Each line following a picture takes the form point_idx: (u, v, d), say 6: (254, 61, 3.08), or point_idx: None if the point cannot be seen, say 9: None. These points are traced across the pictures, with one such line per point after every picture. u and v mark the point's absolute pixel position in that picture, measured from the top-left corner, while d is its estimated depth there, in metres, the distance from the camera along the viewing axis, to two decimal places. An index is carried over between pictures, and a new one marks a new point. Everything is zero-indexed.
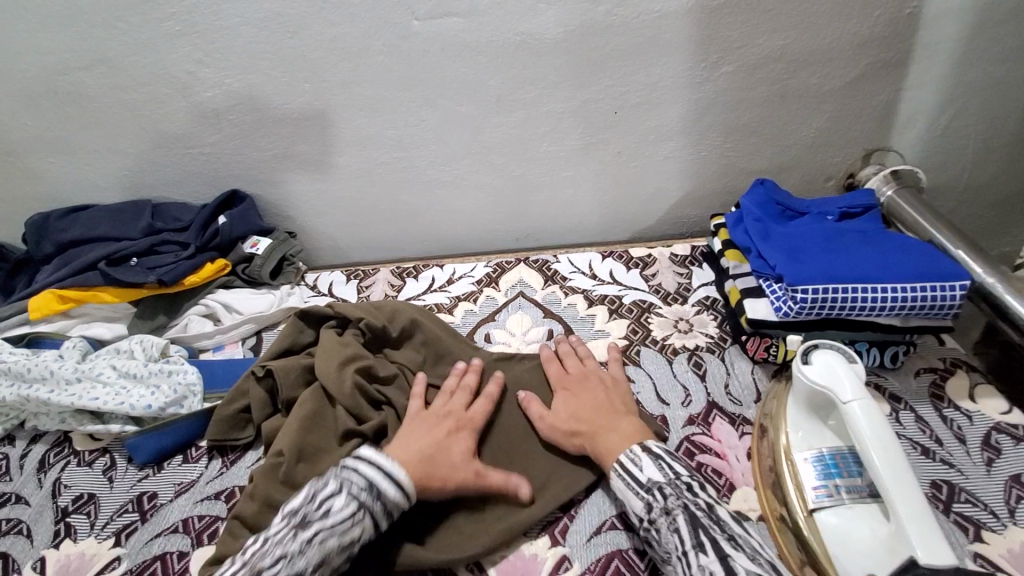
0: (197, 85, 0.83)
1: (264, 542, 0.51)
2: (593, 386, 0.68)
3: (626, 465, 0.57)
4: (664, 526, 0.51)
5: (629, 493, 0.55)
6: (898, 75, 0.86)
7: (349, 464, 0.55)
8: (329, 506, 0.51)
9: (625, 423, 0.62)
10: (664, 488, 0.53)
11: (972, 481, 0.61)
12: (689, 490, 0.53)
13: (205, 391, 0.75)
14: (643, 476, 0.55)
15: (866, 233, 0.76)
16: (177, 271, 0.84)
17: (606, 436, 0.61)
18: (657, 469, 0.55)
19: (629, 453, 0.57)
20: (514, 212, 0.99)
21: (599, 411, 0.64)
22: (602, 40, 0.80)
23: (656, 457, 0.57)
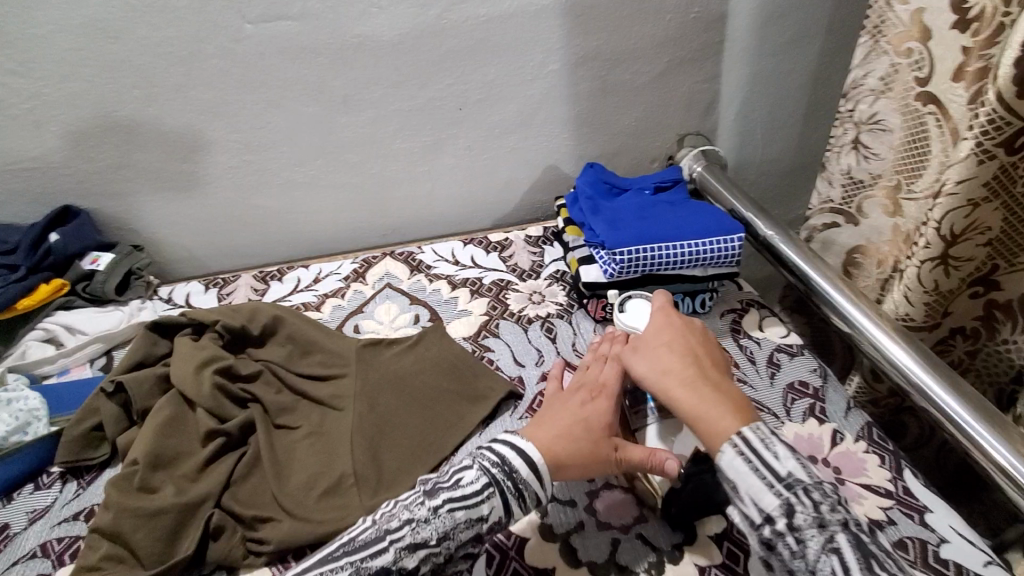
0: (12, 96, 0.78)
1: (394, 505, 0.55)
2: (681, 325, 0.63)
3: (757, 451, 0.49)
4: (818, 540, 0.46)
5: (753, 482, 0.48)
6: (693, 69, 1.02)
7: (484, 446, 0.58)
8: (460, 478, 0.55)
9: (730, 385, 0.57)
10: (812, 491, 0.48)
11: (758, 392, 0.77)
12: (829, 500, 0.48)
13: (51, 415, 0.72)
14: (783, 468, 0.48)
15: (674, 202, 0.90)
16: (6, 294, 0.79)
17: (710, 405, 0.54)
18: (801, 467, 0.49)
19: (757, 430, 0.51)
20: (377, 209, 1.02)
21: (691, 363, 0.58)
22: (437, 42, 0.87)
23: (793, 449, 0.50)
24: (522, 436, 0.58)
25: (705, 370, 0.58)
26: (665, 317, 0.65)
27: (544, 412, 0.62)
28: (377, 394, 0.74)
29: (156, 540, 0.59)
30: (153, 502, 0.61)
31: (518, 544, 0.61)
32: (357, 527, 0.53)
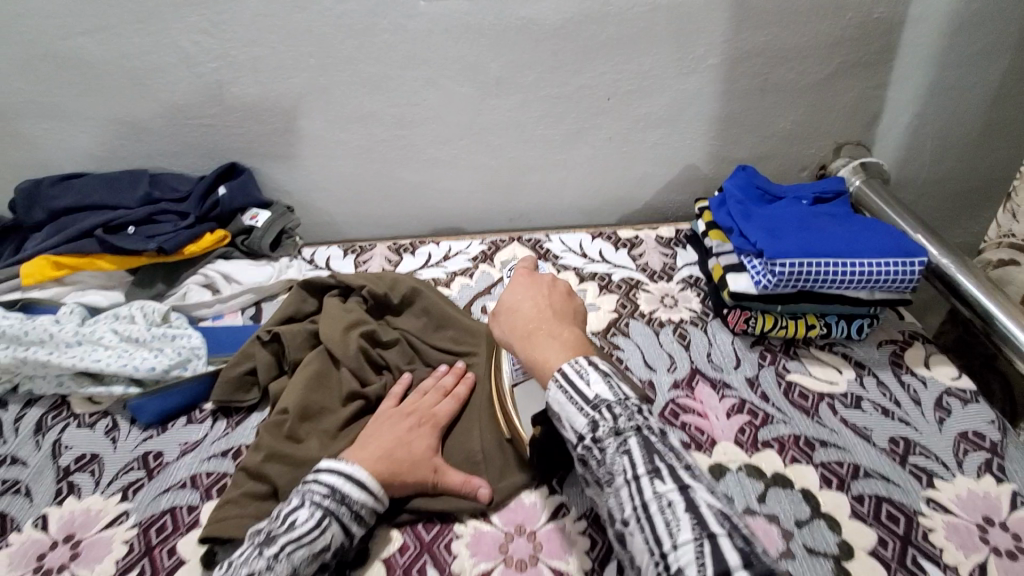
0: (201, 55, 0.84)
1: (229, 568, 0.49)
2: (529, 288, 0.61)
3: (570, 380, 0.50)
4: (612, 447, 0.46)
5: (569, 408, 0.49)
6: (867, 74, 0.93)
7: (311, 479, 0.56)
8: (293, 520, 0.52)
9: (568, 331, 0.56)
10: (615, 409, 0.47)
11: (925, 437, 0.68)
12: (630, 412, 0.47)
13: (209, 355, 0.76)
14: (590, 392, 0.48)
15: (838, 216, 0.82)
16: (178, 239, 0.85)
17: (545, 345, 0.54)
18: (607, 387, 0.49)
19: (572, 363, 0.51)
20: (509, 193, 1.03)
21: (539, 317, 0.57)
22: (599, 28, 0.84)
23: (605, 374, 0.50)
24: (344, 460, 0.58)
25: (554, 323, 0.57)
26: (544, 283, 0.62)
27: (367, 433, 0.62)
28: None
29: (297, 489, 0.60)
30: (300, 452, 0.63)
31: None
32: None
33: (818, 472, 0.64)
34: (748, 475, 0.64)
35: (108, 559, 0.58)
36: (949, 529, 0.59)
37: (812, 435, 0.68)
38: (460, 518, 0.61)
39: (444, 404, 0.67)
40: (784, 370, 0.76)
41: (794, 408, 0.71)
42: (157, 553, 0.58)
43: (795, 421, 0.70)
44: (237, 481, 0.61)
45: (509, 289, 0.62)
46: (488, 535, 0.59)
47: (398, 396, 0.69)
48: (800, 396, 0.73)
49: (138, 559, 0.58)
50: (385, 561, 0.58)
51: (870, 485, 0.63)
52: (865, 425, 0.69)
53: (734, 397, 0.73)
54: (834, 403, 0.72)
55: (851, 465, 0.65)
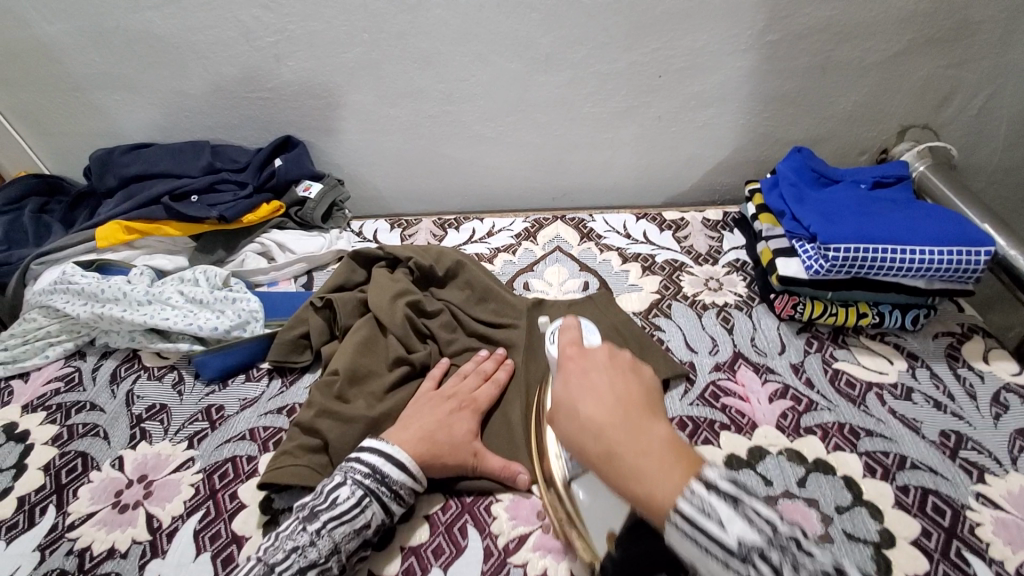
0: (262, 29, 0.86)
1: (276, 539, 0.53)
2: (593, 374, 0.49)
3: (692, 517, 0.37)
4: (706, 498, 0.38)
5: (712, 566, 0.36)
6: (939, 52, 0.88)
7: (354, 458, 0.58)
8: (335, 497, 0.55)
9: (659, 434, 0.43)
10: (769, 554, 0.34)
11: (978, 431, 0.66)
12: (793, 558, 0.34)
13: (266, 318, 0.81)
14: (730, 538, 0.35)
15: (898, 202, 0.79)
16: (237, 208, 0.89)
17: (645, 472, 0.40)
18: (748, 524, 0.36)
19: (689, 499, 0.37)
20: (553, 172, 1.03)
21: (615, 419, 0.44)
22: (654, 3, 0.82)
23: (734, 500, 0.37)
24: (386, 440, 0.60)
25: (635, 425, 0.44)
26: (599, 361, 0.50)
27: (409, 415, 0.64)
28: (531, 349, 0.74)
29: (346, 446, 0.63)
30: (349, 410, 0.65)
31: None
32: (244, 568, 0.52)
33: (862, 461, 0.64)
34: (789, 459, 0.64)
35: (176, 499, 0.63)
36: (996, 524, 0.58)
37: (857, 424, 0.67)
38: (501, 485, 0.63)
39: (487, 389, 0.68)
40: (831, 358, 0.75)
41: (840, 397, 0.70)
42: (220, 496, 0.63)
43: (840, 409, 0.69)
44: (293, 435, 0.64)
45: (563, 383, 0.50)
46: (527, 501, 0.61)
47: (438, 378, 0.70)
48: (847, 385, 0.71)
49: (203, 501, 0.63)
50: (428, 517, 0.61)
51: (916, 477, 0.62)
52: (915, 416, 0.68)
53: (778, 382, 0.72)
54: (882, 393, 0.70)
55: (897, 456, 0.64)
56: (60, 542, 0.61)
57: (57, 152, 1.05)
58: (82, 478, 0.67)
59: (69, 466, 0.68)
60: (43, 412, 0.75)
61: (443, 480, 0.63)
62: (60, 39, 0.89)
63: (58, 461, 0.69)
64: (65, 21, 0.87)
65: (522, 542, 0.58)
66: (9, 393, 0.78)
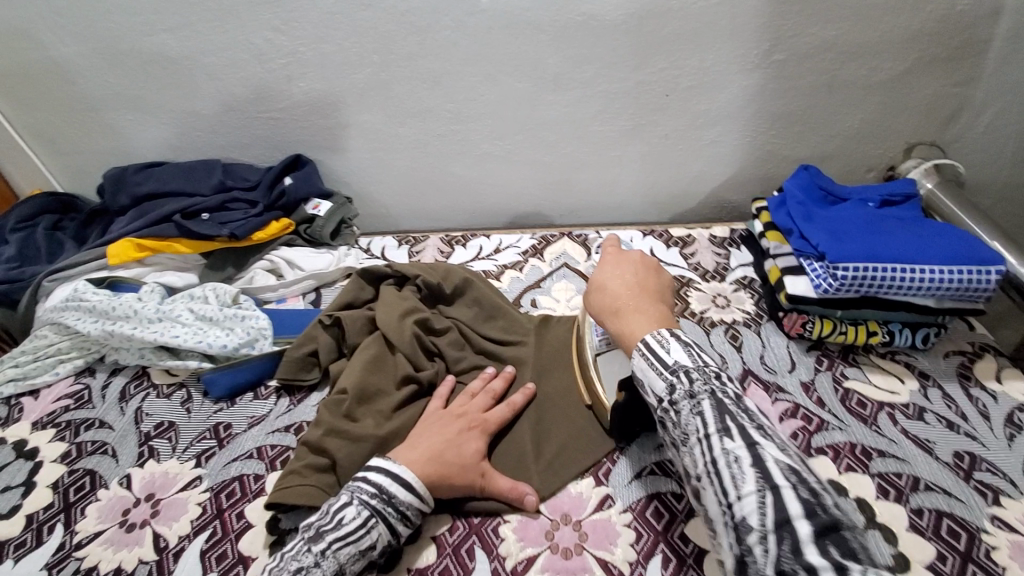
0: (274, 51, 0.88)
1: (281, 560, 0.53)
2: (623, 267, 0.64)
3: (651, 347, 0.54)
4: (686, 409, 0.49)
5: (650, 374, 0.53)
6: (945, 71, 0.88)
7: (361, 478, 0.58)
8: (341, 517, 0.54)
9: (656, 309, 0.60)
10: (692, 373, 0.50)
11: (992, 452, 0.65)
12: (707, 377, 0.50)
13: (274, 336, 0.81)
14: (669, 359, 0.52)
15: (906, 220, 0.79)
16: (247, 227, 0.90)
17: (632, 318, 0.59)
18: (686, 355, 0.52)
19: (655, 336, 0.54)
20: (559, 189, 1.04)
21: (630, 294, 0.61)
22: (660, 24, 0.83)
23: (686, 346, 0.53)
24: (392, 459, 0.60)
25: (640, 300, 0.60)
26: (632, 258, 0.66)
27: (417, 434, 0.64)
28: (538, 369, 0.74)
29: (353, 466, 0.63)
30: (357, 429, 0.65)
31: (697, 553, 0.57)
32: None
33: (875, 483, 0.63)
34: None
35: (183, 519, 0.63)
36: (1013, 548, 0.57)
37: (869, 444, 0.66)
38: (508, 506, 0.62)
39: (496, 409, 0.67)
40: (842, 376, 0.74)
41: (851, 416, 0.70)
42: (227, 516, 0.63)
43: (851, 429, 0.68)
44: (300, 454, 0.64)
45: (599, 267, 0.66)
46: (535, 523, 0.61)
47: (445, 397, 0.70)
48: (858, 405, 0.71)
49: (210, 520, 0.63)
50: (435, 539, 0.60)
51: (929, 498, 0.61)
52: (927, 437, 0.67)
53: (787, 401, 0.72)
54: (894, 413, 0.70)
55: (910, 477, 0.63)
56: (67, 562, 0.61)
57: (71, 170, 1.07)
58: (91, 497, 0.67)
59: (78, 483, 0.68)
60: (53, 429, 0.75)
61: (451, 500, 0.62)
62: (77, 61, 0.91)
63: (67, 479, 0.69)
64: (82, 44, 0.89)
65: (531, 564, 0.58)
66: (19, 410, 0.78)
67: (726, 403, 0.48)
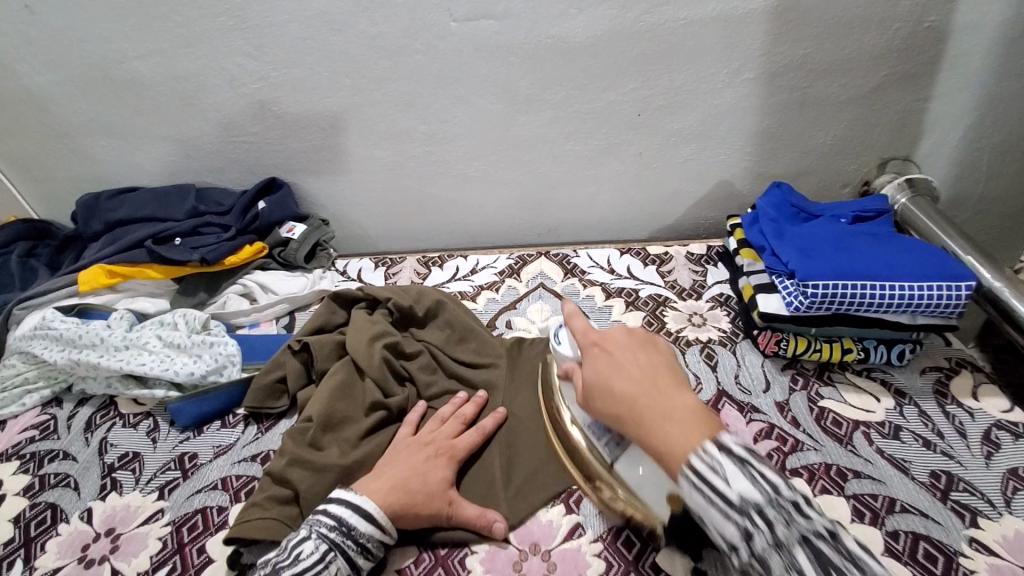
0: (246, 76, 0.88)
1: None
2: (618, 355, 0.56)
3: (704, 476, 0.43)
4: (777, 564, 0.40)
5: (713, 514, 0.43)
6: (914, 87, 0.89)
7: (321, 510, 0.57)
8: (298, 552, 0.53)
9: (686, 402, 0.50)
10: (767, 511, 0.41)
11: (970, 472, 0.64)
12: (789, 517, 0.41)
13: (243, 362, 0.80)
14: (733, 493, 0.42)
15: (877, 236, 0.79)
16: (218, 251, 0.90)
17: (665, 428, 0.48)
18: (751, 482, 0.42)
19: (701, 456, 0.44)
20: (537, 209, 1.04)
21: (644, 390, 0.52)
22: (629, 45, 0.84)
23: (742, 462, 0.43)
24: (355, 491, 0.59)
25: (659, 393, 0.51)
26: (623, 342, 0.57)
27: (383, 463, 0.62)
28: (512, 392, 0.73)
29: (317, 497, 0.62)
30: (321, 458, 0.64)
31: None
32: None
33: (850, 505, 0.61)
34: None
35: (143, 554, 0.62)
36: (992, 572, 0.55)
37: (844, 465, 0.65)
38: (476, 536, 0.61)
39: (465, 435, 0.66)
40: (817, 395, 0.73)
41: (827, 436, 0.68)
42: (187, 551, 0.61)
43: (827, 449, 0.67)
44: (264, 485, 0.63)
45: (591, 362, 0.57)
46: (502, 552, 0.59)
47: (414, 423, 0.69)
48: (833, 424, 0.70)
49: (170, 556, 0.61)
50: (400, 572, 0.59)
51: (906, 521, 0.60)
52: (903, 456, 0.66)
53: (763, 422, 0.70)
54: (870, 432, 0.69)
55: (887, 499, 0.62)
56: None
57: (46, 197, 1.06)
58: (51, 532, 0.65)
59: (39, 518, 0.67)
60: (16, 462, 0.73)
61: (417, 531, 0.61)
62: (50, 88, 0.91)
63: (28, 513, 0.67)
64: (54, 71, 0.89)
65: None
66: None
67: (820, 545, 0.40)
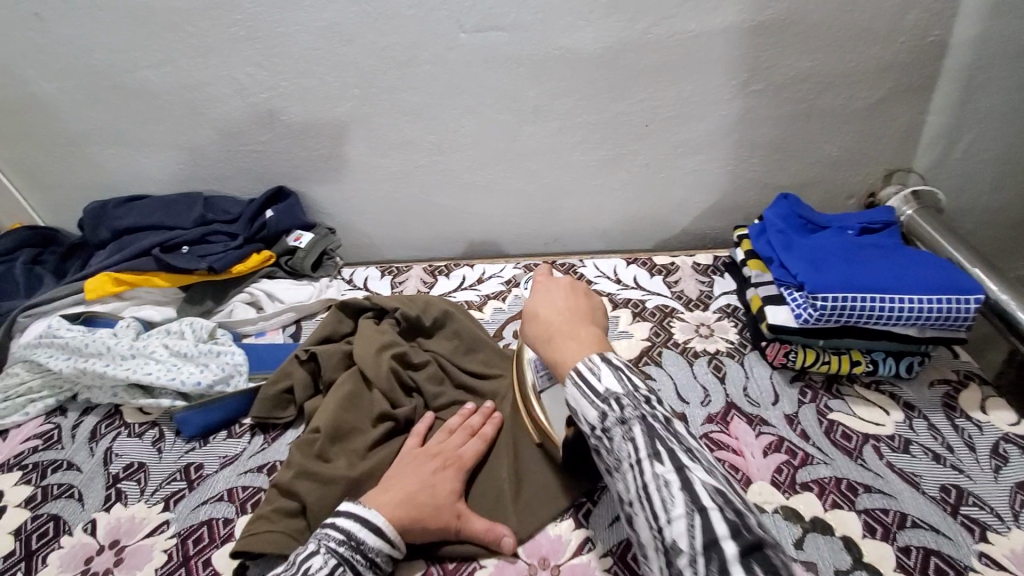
0: (256, 86, 0.88)
1: None
2: (552, 292, 0.60)
3: (583, 375, 0.47)
4: (618, 436, 0.44)
5: (583, 403, 0.47)
6: (921, 99, 0.89)
7: (330, 522, 0.56)
8: (307, 567, 0.52)
9: (590, 330, 0.54)
10: (622, 398, 0.45)
11: (980, 486, 0.64)
12: (639, 403, 0.44)
13: (250, 371, 0.80)
14: (600, 386, 0.46)
15: (885, 248, 0.79)
16: (226, 260, 0.90)
17: (566, 343, 0.52)
18: (617, 379, 0.46)
19: (585, 361, 0.48)
20: (543, 218, 1.04)
21: (561, 319, 0.56)
22: (637, 57, 0.84)
23: (616, 368, 0.47)
24: (363, 504, 0.58)
25: (574, 325, 0.54)
26: (561, 284, 0.61)
27: (392, 475, 0.62)
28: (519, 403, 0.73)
29: (325, 509, 0.61)
30: (329, 470, 0.64)
31: None
32: None
33: (860, 520, 0.61)
34: (785, 517, 0.61)
35: (148, 567, 0.61)
36: None
37: (854, 478, 0.65)
38: (484, 550, 0.60)
39: (473, 446, 0.66)
40: (826, 408, 0.73)
41: (836, 449, 0.68)
42: (193, 563, 0.61)
43: (836, 463, 0.67)
44: (270, 497, 0.63)
45: (529, 298, 0.61)
46: (511, 567, 0.59)
47: (422, 435, 0.68)
48: (842, 437, 0.70)
49: (175, 568, 0.61)
50: None
51: (917, 536, 0.59)
52: (913, 470, 0.66)
53: (771, 435, 0.70)
54: (879, 445, 0.68)
55: (897, 513, 0.61)
56: None
57: (54, 205, 1.06)
58: (53, 544, 0.64)
59: (41, 530, 0.66)
60: (19, 472, 0.73)
61: (425, 545, 0.60)
62: (60, 97, 0.91)
63: (30, 525, 0.67)
64: (63, 80, 0.89)
65: None
66: None
67: (656, 425, 0.43)
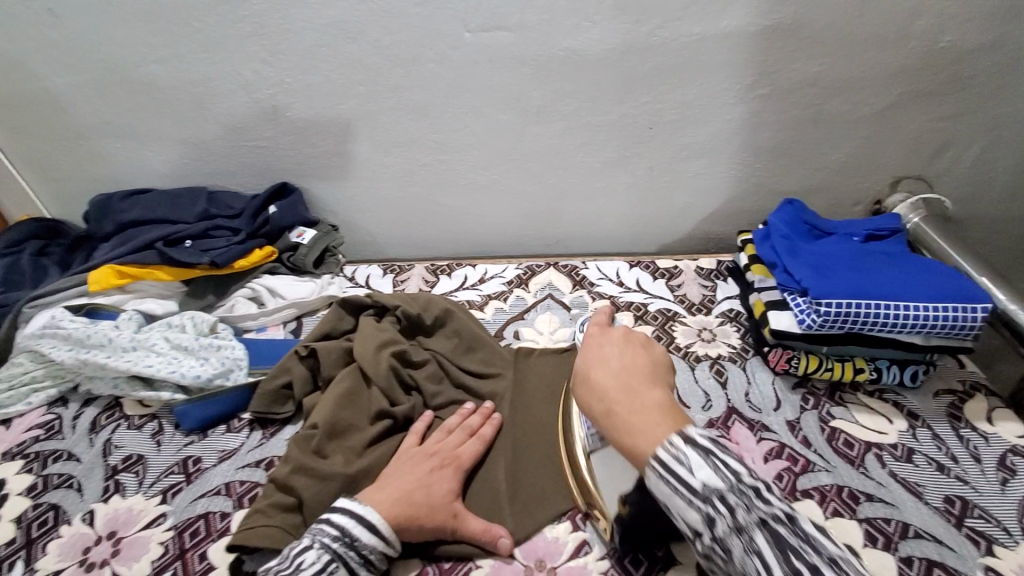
0: (262, 82, 0.89)
1: None
2: (606, 348, 0.56)
3: (670, 466, 0.44)
4: (739, 548, 0.42)
5: (678, 503, 0.44)
6: (930, 105, 0.88)
7: (324, 519, 0.56)
8: (300, 562, 0.53)
9: (655, 396, 0.50)
10: (728, 497, 0.42)
11: (985, 498, 0.63)
12: (748, 501, 0.42)
13: (250, 366, 0.80)
14: (697, 481, 0.43)
15: (891, 255, 0.78)
16: (228, 254, 0.91)
17: (638, 425, 0.48)
18: (713, 470, 0.43)
19: (667, 449, 0.45)
20: (546, 219, 1.03)
21: (618, 383, 0.52)
22: (644, 59, 0.84)
23: (706, 452, 0.45)
24: (358, 500, 0.58)
25: (637, 389, 0.51)
26: (614, 337, 0.57)
27: (388, 474, 0.62)
28: (517, 405, 0.73)
29: (321, 506, 0.61)
30: (326, 467, 0.63)
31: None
32: None
33: (863, 529, 0.60)
34: None
35: (144, 558, 0.61)
36: None
37: (857, 487, 0.64)
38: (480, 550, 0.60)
39: (471, 446, 0.66)
40: (829, 415, 0.72)
41: (839, 457, 0.67)
42: (189, 557, 0.61)
43: (839, 471, 0.66)
44: (267, 492, 0.63)
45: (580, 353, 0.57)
46: (508, 568, 0.58)
47: (420, 433, 0.68)
48: (845, 445, 0.69)
49: (172, 561, 0.61)
50: None
51: (921, 547, 0.58)
52: (917, 480, 0.65)
53: (773, 441, 0.69)
54: (882, 454, 0.68)
55: (900, 523, 0.61)
56: None
57: (59, 197, 1.07)
58: (51, 534, 0.65)
59: (41, 519, 0.66)
60: (19, 461, 0.73)
61: (420, 544, 0.60)
62: (68, 89, 0.92)
63: (30, 513, 0.67)
64: (71, 73, 0.90)
65: None
66: None
67: (777, 527, 0.42)
